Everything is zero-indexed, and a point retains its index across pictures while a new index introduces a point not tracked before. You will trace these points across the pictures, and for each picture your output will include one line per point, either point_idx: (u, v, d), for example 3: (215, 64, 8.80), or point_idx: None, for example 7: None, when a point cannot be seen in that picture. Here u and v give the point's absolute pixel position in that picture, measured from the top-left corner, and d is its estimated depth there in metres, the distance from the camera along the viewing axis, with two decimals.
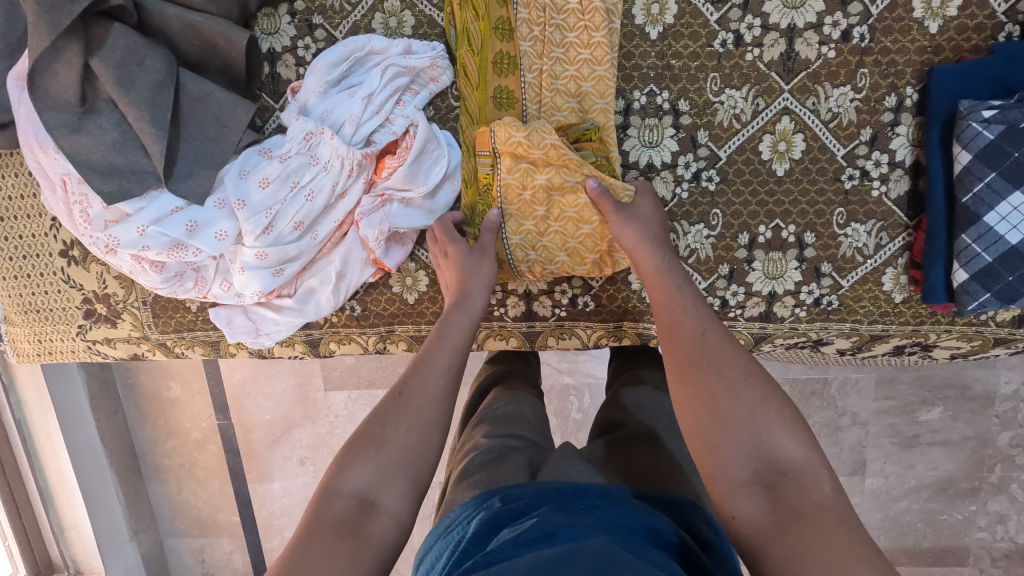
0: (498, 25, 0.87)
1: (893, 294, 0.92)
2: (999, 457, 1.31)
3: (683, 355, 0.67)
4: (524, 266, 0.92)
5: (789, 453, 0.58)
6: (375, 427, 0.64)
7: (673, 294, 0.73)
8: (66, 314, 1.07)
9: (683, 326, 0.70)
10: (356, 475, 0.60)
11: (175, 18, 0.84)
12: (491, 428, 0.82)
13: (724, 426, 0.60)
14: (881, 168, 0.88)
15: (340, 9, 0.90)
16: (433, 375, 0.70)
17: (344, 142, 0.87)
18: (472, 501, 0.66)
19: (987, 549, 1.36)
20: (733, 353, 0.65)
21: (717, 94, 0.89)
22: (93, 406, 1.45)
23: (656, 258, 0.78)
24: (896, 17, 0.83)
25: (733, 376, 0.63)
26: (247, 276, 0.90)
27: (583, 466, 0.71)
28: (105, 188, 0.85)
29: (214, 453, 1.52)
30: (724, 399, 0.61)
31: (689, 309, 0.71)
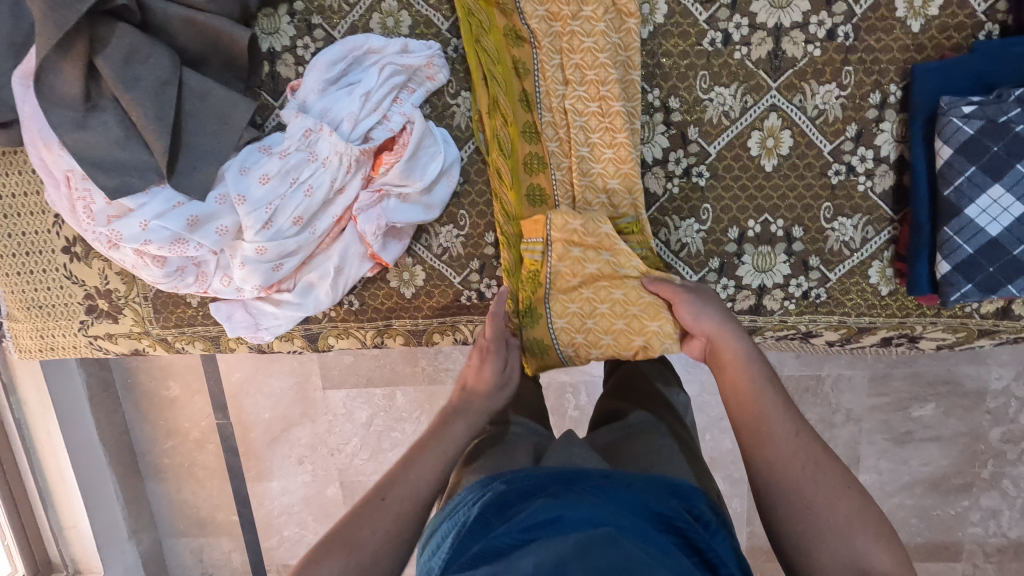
0: (525, 129, 0.90)
1: (880, 287, 0.95)
2: (991, 452, 1.33)
3: (769, 455, 0.63)
4: (570, 348, 0.89)
5: (884, 568, 0.54)
6: (353, 531, 0.62)
7: (759, 387, 0.69)
8: (68, 309, 1.08)
9: (773, 424, 0.65)
10: (325, 574, 0.59)
11: (177, 17, 0.86)
12: (493, 416, 0.84)
13: (815, 531, 0.57)
14: (866, 163, 0.90)
15: (339, 9, 0.92)
16: (418, 481, 0.68)
17: (343, 138, 0.89)
18: (476, 485, 0.68)
19: (980, 544, 1.37)
20: (828, 457, 0.62)
21: (706, 92, 0.91)
22: (93, 405, 1.46)
23: (740, 346, 0.74)
24: (879, 16, 0.86)
25: (829, 484, 0.59)
26: (247, 271, 0.92)
27: (586, 452, 0.73)
28: (109, 183, 0.87)
29: (213, 452, 1.53)
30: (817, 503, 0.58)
31: (779, 404, 0.67)
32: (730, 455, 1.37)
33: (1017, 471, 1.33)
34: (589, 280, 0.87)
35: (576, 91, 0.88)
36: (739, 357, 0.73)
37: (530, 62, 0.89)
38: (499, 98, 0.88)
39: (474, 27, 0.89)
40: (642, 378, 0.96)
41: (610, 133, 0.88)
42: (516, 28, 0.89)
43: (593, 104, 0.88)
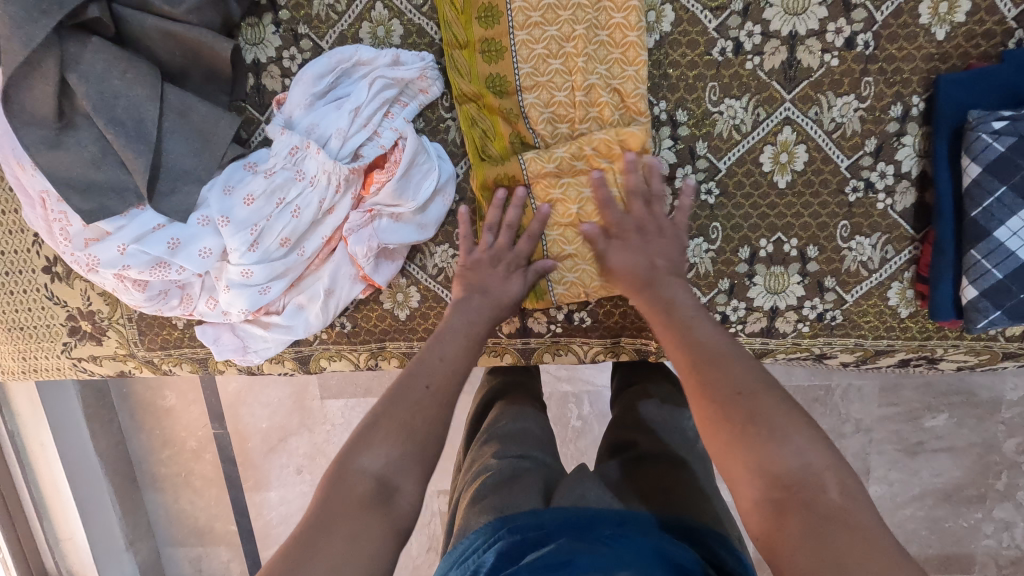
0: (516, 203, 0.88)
1: (899, 309, 0.90)
2: (1006, 464, 1.28)
3: (681, 357, 0.66)
4: (546, 205, 0.86)
5: (805, 463, 0.54)
6: (399, 416, 0.64)
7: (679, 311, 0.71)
8: (50, 331, 1.04)
9: (682, 332, 0.68)
10: (377, 457, 0.61)
11: (154, 29, 0.80)
12: (499, 447, 0.81)
13: (729, 423, 0.58)
14: (886, 179, 0.85)
15: (326, 18, 0.87)
16: (454, 373, 0.71)
17: (331, 156, 0.84)
18: (485, 528, 0.65)
19: (993, 557, 1.33)
20: (744, 365, 0.62)
21: (716, 104, 0.85)
22: (88, 417, 1.43)
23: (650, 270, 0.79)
24: (902, 24, 0.80)
25: (735, 371, 0.61)
26: (232, 294, 0.87)
27: (599, 490, 0.71)
28: (84, 206, 0.81)
29: (211, 462, 1.50)
30: (731, 407, 0.58)
31: (699, 327, 0.68)
32: None
33: None
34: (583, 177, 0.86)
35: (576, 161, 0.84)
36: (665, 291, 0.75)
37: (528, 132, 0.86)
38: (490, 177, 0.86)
39: (478, 137, 0.86)
40: (648, 403, 0.93)
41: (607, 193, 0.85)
42: (522, 133, 0.86)
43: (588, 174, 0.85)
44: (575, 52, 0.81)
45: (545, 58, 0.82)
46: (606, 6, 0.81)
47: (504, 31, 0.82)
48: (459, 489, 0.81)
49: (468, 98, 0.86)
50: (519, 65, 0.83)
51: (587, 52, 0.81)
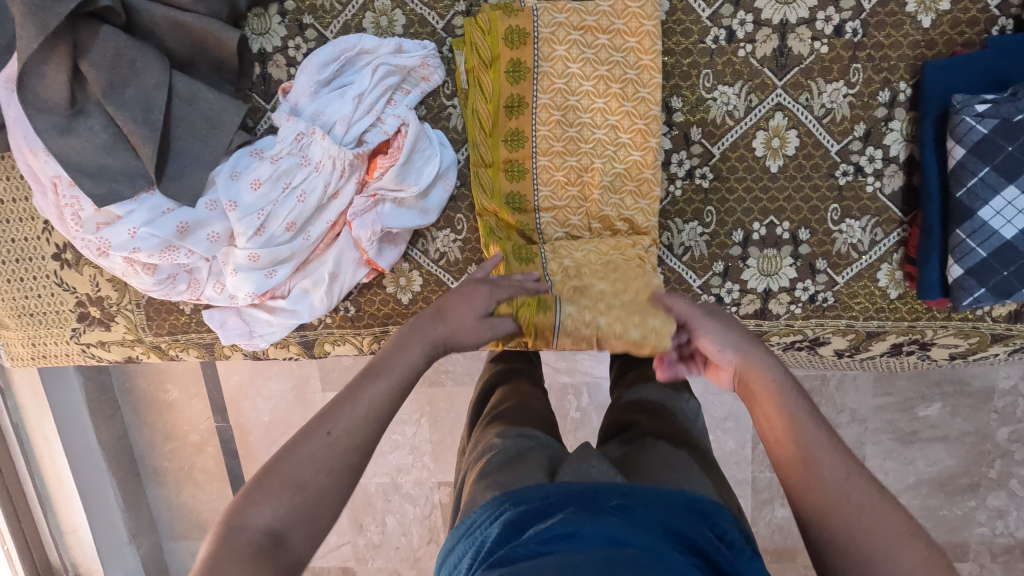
0: (510, 167, 0.89)
1: (889, 290, 0.92)
2: (999, 452, 1.31)
3: (818, 503, 0.51)
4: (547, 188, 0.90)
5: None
6: (292, 468, 0.55)
7: (794, 416, 0.57)
8: (60, 317, 1.06)
9: (816, 464, 0.53)
10: (265, 513, 0.53)
11: (164, 18, 0.83)
12: (504, 428, 0.84)
13: None
14: (875, 164, 0.88)
15: (331, 8, 0.89)
16: (363, 413, 0.59)
17: (336, 142, 0.86)
18: (492, 502, 0.67)
19: (988, 545, 1.35)
20: (891, 507, 0.50)
21: (710, 91, 0.88)
22: (92, 410, 1.45)
23: (763, 367, 0.62)
24: (889, 12, 0.83)
25: (892, 539, 0.48)
26: (240, 278, 0.90)
27: (603, 466, 0.72)
28: (96, 190, 0.83)
29: (213, 455, 1.52)
30: (878, 570, 0.47)
31: (827, 446, 0.54)
32: (734, 456, 1.35)
33: None
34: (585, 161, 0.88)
35: (580, 142, 0.88)
36: (770, 386, 0.60)
37: (529, 98, 0.87)
38: (480, 139, 0.89)
39: (476, 94, 0.89)
40: (653, 388, 0.95)
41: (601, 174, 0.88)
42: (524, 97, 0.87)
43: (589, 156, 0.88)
44: (592, 182, 0.88)
45: (565, 40, 0.85)
46: (616, 95, 0.86)
47: (528, 155, 0.89)
48: (465, 468, 0.84)
49: (479, 60, 0.87)
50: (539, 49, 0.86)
51: (607, 40, 0.85)
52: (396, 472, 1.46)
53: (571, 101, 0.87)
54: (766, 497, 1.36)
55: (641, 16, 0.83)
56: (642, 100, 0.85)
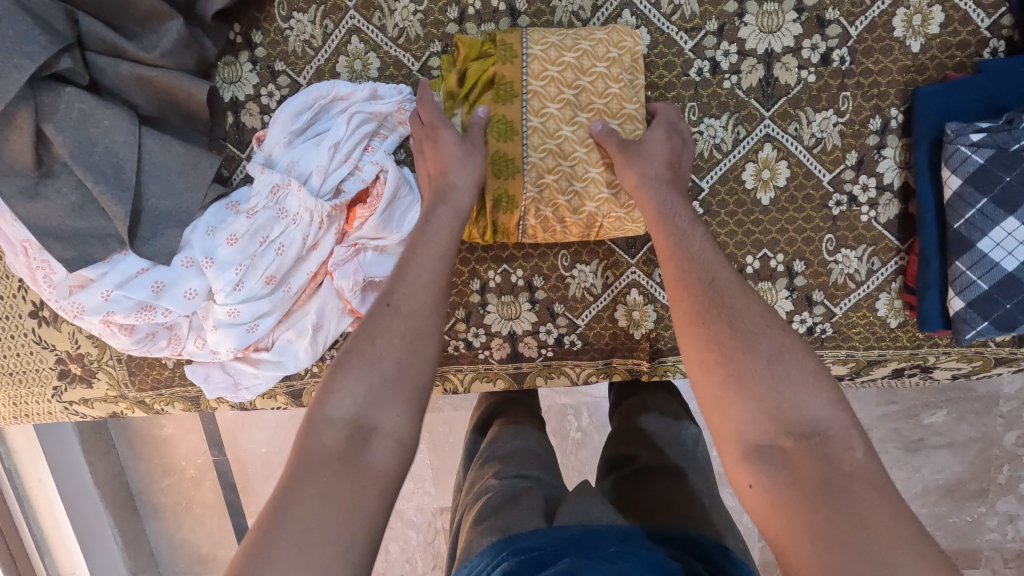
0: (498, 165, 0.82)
1: (888, 319, 0.90)
2: (1006, 457, 1.28)
3: (699, 299, 0.61)
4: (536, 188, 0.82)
5: (818, 405, 0.54)
6: (365, 348, 0.60)
7: (684, 245, 0.66)
8: (40, 375, 1.03)
9: (695, 271, 0.63)
10: (346, 400, 0.57)
11: (128, 75, 0.79)
12: (501, 467, 0.81)
13: (740, 383, 0.56)
14: (869, 193, 0.86)
15: (303, 54, 0.87)
16: (421, 291, 0.65)
17: (312, 194, 0.83)
18: (488, 551, 0.63)
19: (998, 550, 1.32)
20: (749, 301, 0.61)
21: (695, 124, 0.85)
22: (86, 449, 1.40)
23: (659, 196, 0.73)
24: (876, 38, 0.81)
25: (748, 325, 0.59)
26: (220, 334, 0.87)
27: (602, 506, 0.70)
28: (66, 254, 0.81)
29: (211, 490, 1.48)
30: (742, 354, 0.57)
31: (709, 264, 0.64)
32: None
33: None
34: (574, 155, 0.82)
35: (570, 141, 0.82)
36: (670, 219, 0.70)
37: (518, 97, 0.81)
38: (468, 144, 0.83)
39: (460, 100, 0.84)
40: (651, 416, 0.92)
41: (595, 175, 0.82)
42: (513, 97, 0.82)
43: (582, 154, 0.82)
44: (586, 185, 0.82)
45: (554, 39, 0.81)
46: (585, 88, 0.81)
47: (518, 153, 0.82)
48: (462, 510, 0.81)
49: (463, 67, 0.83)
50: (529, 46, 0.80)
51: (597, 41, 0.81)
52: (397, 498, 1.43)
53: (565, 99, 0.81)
54: None
55: (621, 33, 0.80)
56: (614, 97, 0.81)
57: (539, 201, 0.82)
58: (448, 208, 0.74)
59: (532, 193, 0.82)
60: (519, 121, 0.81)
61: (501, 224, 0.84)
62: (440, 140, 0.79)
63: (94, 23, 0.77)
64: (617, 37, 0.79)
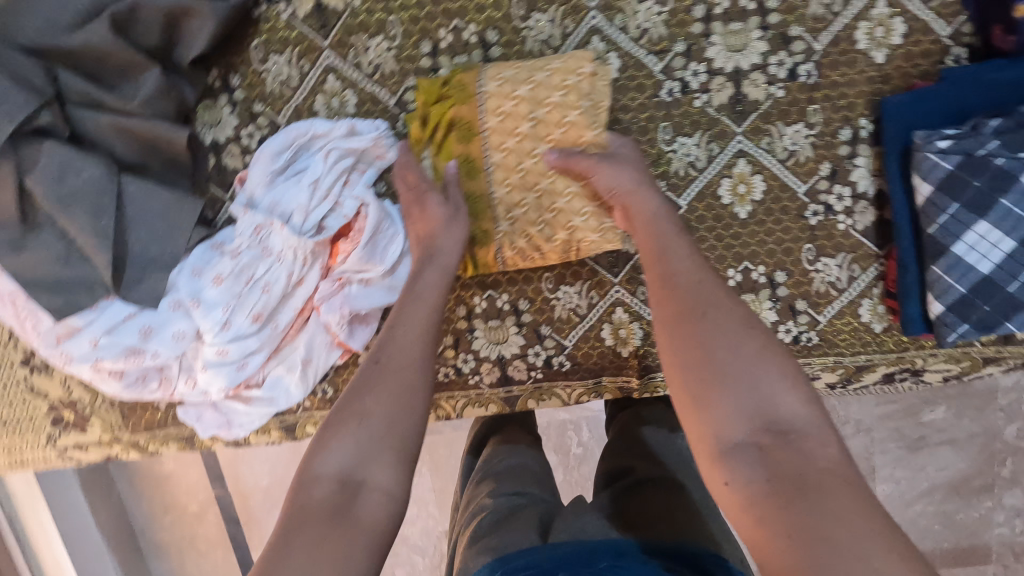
0: (471, 204, 0.85)
1: (872, 324, 0.91)
2: (1009, 451, 1.27)
3: (680, 301, 0.63)
4: (506, 222, 0.85)
5: (793, 405, 0.55)
6: (355, 403, 0.63)
7: (668, 254, 0.69)
8: (34, 423, 1.03)
9: (679, 274, 0.66)
10: (335, 456, 0.59)
11: (110, 126, 0.81)
12: (495, 486, 0.82)
13: (721, 382, 0.57)
14: (844, 201, 0.87)
15: (281, 95, 0.88)
16: (409, 342, 0.69)
17: (294, 232, 0.84)
18: (483, 570, 0.63)
19: (1008, 544, 1.31)
20: (733, 304, 0.63)
21: (669, 143, 0.86)
22: (87, 491, 1.38)
23: (651, 203, 0.76)
24: (841, 51, 0.82)
25: (728, 325, 0.60)
26: (210, 374, 0.88)
27: (598, 521, 0.71)
28: (54, 301, 0.82)
29: (214, 523, 1.47)
30: (722, 354, 0.58)
31: (693, 271, 0.66)
32: None
33: None
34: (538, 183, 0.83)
35: (535, 171, 0.83)
36: (654, 232, 0.72)
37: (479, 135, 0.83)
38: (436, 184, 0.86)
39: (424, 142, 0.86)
40: (645, 428, 0.92)
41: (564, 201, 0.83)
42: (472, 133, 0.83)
43: (547, 183, 0.83)
44: (555, 212, 0.84)
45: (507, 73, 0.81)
46: (544, 120, 0.82)
47: (484, 190, 0.85)
48: (458, 531, 0.81)
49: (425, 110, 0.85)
50: (484, 83, 0.82)
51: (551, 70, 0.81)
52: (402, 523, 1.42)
53: (525, 131, 0.82)
54: None
55: (580, 59, 0.81)
56: (573, 126, 0.81)
57: (511, 235, 0.85)
58: (436, 271, 0.77)
59: (503, 228, 0.85)
60: (481, 159, 0.84)
61: (478, 259, 0.86)
62: (429, 208, 0.82)
63: (72, 77, 0.79)
64: (572, 65, 0.80)
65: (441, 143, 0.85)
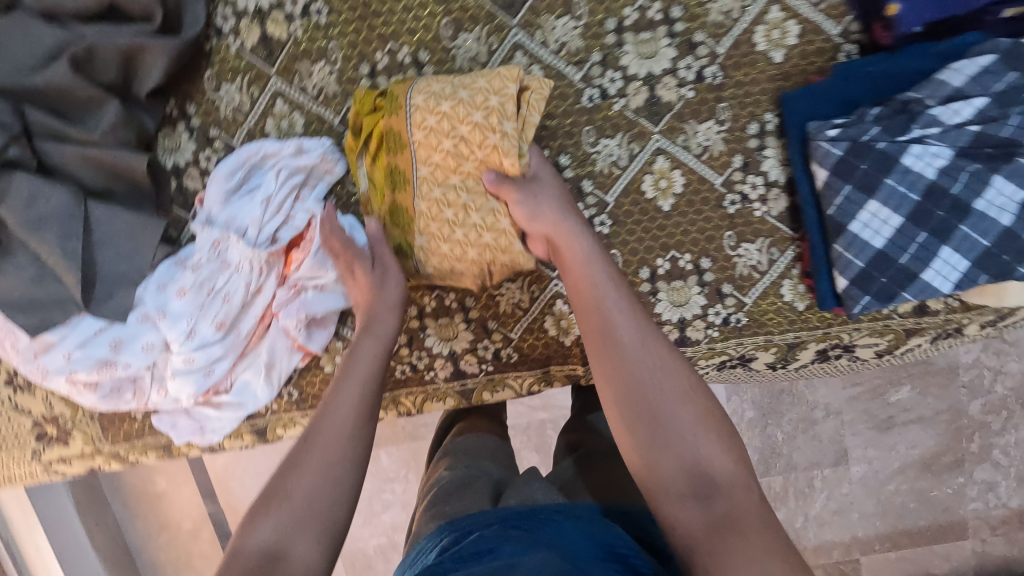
0: (397, 217, 0.91)
1: (795, 303, 0.97)
2: (976, 426, 1.31)
3: (617, 356, 0.68)
4: (426, 233, 0.89)
5: (720, 454, 0.63)
6: (286, 478, 0.64)
7: (606, 304, 0.72)
8: (18, 440, 1.09)
9: (616, 324, 0.71)
10: (262, 531, 0.59)
11: (74, 155, 0.88)
12: (453, 461, 0.87)
13: (659, 433, 0.64)
14: (758, 190, 0.93)
15: (234, 119, 0.96)
16: (342, 415, 0.70)
17: (249, 244, 0.92)
18: (434, 532, 0.68)
19: (984, 519, 1.33)
20: (662, 352, 0.68)
21: (593, 145, 0.94)
22: (82, 513, 1.43)
23: (582, 245, 0.80)
24: (742, 53, 0.90)
25: (661, 376, 0.67)
26: (179, 382, 0.94)
27: (546, 488, 0.76)
28: (28, 322, 0.88)
29: (208, 540, 1.51)
30: (658, 407, 0.65)
31: (630, 316, 0.71)
32: None
33: (1004, 440, 1.31)
34: (456, 198, 0.87)
35: (456, 185, 0.87)
36: (590, 275, 0.76)
37: (406, 150, 0.88)
38: (371, 198, 0.92)
39: (361, 157, 0.92)
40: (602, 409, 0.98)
41: (482, 216, 0.87)
42: (400, 149, 0.88)
43: (465, 198, 0.87)
44: (472, 225, 0.87)
45: (435, 94, 0.86)
46: (465, 139, 0.86)
47: (407, 202, 0.89)
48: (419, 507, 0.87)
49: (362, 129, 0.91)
50: (411, 101, 0.86)
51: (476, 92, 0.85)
52: (391, 531, 1.39)
53: (447, 147, 0.86)
54: None
55: (504, 79, 0.85)
56: (491, 147, 0.85)
57: (429, 249, 0.90)
58: (373, 338, 0.81)
59: (421, 241, 0.90)
60: (410, 173, 0.88)
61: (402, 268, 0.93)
62: (359, 274, 0.86)
63: (38, 113, 0.86)
64: (492, 88, 0.84)
65: (376, 165, 0.91)
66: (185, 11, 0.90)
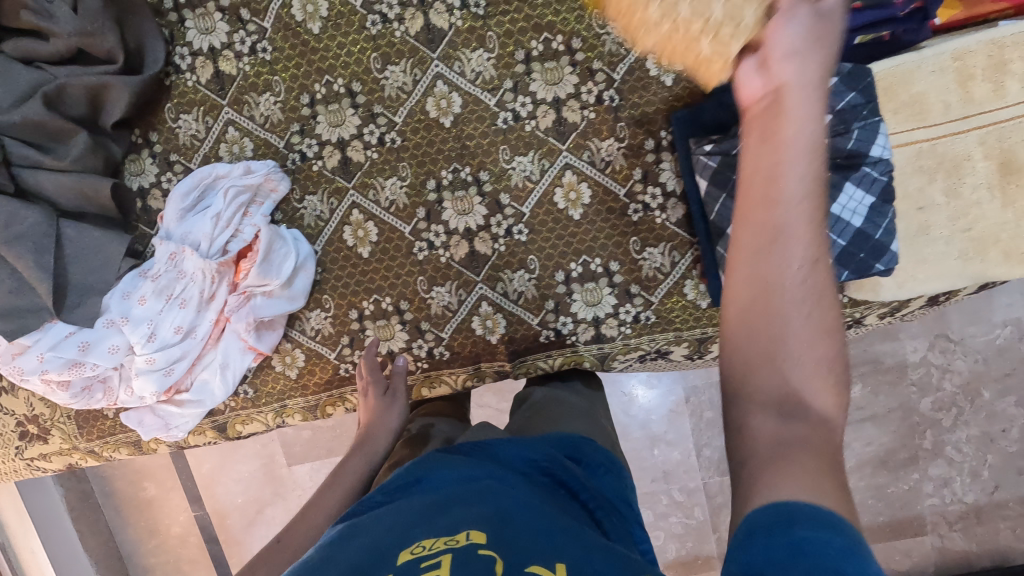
0: None
1: (699, 301, 1.05)
2: (927, 423, 1.31)
3: (777, 247, 0.54)
4: None
5: (824, 412, 0.52)
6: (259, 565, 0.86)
7: (790, 186, 0.55)
8: (4, 438, 1.21)
9: (786, 216, 0.54)
10: None
11: (48, 180, 1.01)
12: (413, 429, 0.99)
13: (770, 339, 0.53)
14: (657, 199, 1.03)
15: (191, 145, 1.08)
16: (313, 520, 0.91)
17: (202, 256, 1.03)
18: None
19: (941, 514, 1.33)
20: (820, 271, 0.54)
21: (509, 162, 1.05)
22: (74, 518, 1.55)
23: (809, 120, 0.56)
24: (636, 78, 1.01)
25: (805, 288, 0.53)
26: (142, 380, 1.04)
27: (497, 432, 0.85)
28: (8, 326, 0.99)
29: (196, 545, 1.59)
30: (785, 314, 0.53)
31: (808, 232, 0.54)
32: (682, 465, 1.37)
33: (957, 436, 1.30)
34: None
35: None
36: (788, 146, 0.56)
37: None
38: None
39: None
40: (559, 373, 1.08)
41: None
42: None
43: None
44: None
45: None
46: None
47: None
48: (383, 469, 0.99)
49: None
50: None
51: None
52: None
53: None
54: (721, 500, 1.36)
55: None
56: None
57: None
58: (362, 455, 1.00)
59: None
60: None
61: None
62: (369, 399, 1.05)
63: (17, 145, 0.99)
64: None
65: None
66: (146, 53, 1.03)
